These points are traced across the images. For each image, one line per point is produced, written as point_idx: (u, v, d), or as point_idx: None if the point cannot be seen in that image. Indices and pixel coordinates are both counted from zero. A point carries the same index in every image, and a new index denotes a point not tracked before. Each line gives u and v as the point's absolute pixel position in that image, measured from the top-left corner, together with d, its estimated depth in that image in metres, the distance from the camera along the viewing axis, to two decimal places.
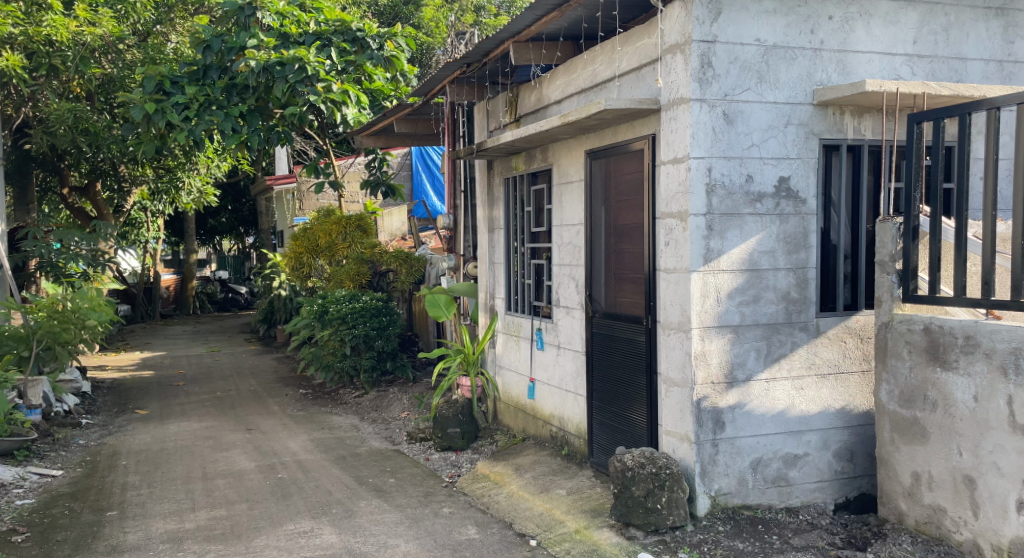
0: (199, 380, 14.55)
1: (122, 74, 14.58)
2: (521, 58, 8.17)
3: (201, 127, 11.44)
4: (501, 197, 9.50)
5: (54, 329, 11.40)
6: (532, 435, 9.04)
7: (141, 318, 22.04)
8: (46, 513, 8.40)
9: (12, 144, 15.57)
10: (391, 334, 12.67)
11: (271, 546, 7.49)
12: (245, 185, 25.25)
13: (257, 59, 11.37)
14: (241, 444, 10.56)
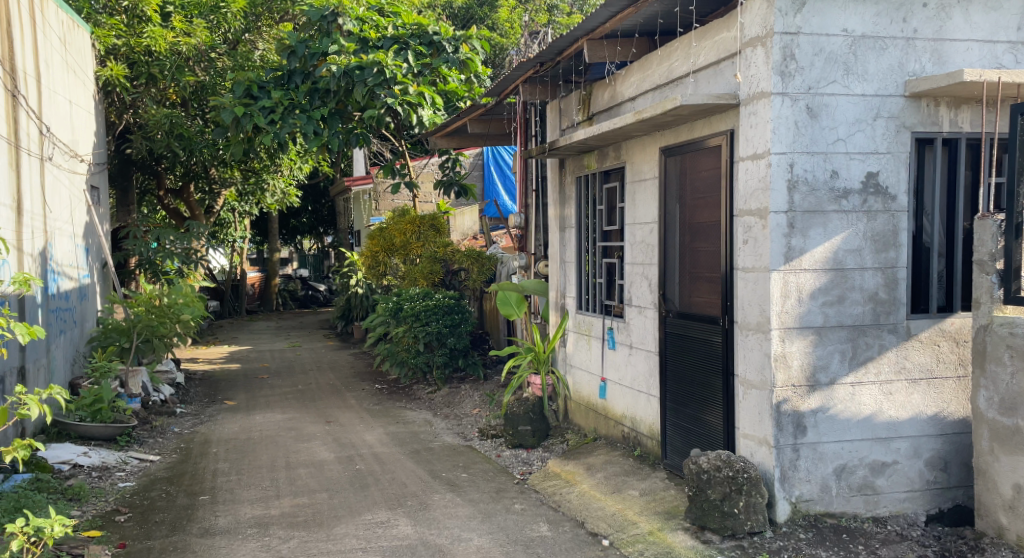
0: (282, 373, 14.72)
1: (214, 81, 15.07)
2: (595, 55, 8.00)
3: (285, 129, 11.71)
4: (573, 196, 9.38)
5: (152, 322, 11.69)
6: (603, 435, 8.90)
7: (229, 314, 22.44)
8: (145, 495, 8.55)
9: (115, 149, 15.93)
10: (463, 332, 12.64)
11: (351, 535, 7.49)
12: (326, 186, 25.57)
13: (338, 64, 11.72)
14: (320, 436, 10.63)
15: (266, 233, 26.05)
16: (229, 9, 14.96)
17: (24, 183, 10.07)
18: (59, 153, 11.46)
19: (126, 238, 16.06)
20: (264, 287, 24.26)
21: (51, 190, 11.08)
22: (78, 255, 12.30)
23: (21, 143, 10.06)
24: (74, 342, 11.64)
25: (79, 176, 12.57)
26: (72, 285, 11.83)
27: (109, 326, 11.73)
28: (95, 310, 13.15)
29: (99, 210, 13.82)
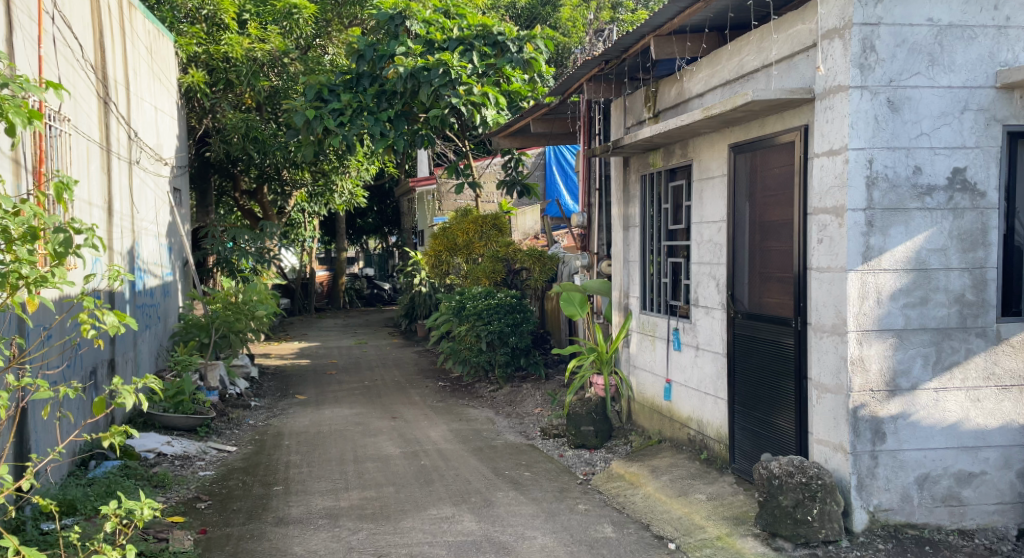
0: (349, 369, 14.81)
1: (286, 85, 15.68)
2: (663, 51, 7.85)
3: (353, 131, 11.84)
4: (637, 194, 9.23)
5: (229, 318, 11.97)
6: (668, 437, 8.74)
7: (299, 311, 22.75)
8: (223, 484, 8.73)
9: (195, 152, 16.66)
10: (525, 331, 12.52)
11: (417, 529, 7.47)
12: (391, 185, 25.72)
13: (405, 66, 11.71)
14: (386, 431, 10.63)
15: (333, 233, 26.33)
16: (301, 15, 15.57)
17: (114, 185, 10.36)
18: (145, 159, 11.82)
19: (206, 236, 16.62)
20: (332, 286, 24.51)
21: (138, 193, 11.40)
22: (160, 254, 12.63)
23: (113, 148, 10.34)
24: (157, 337, 11.98)
25: (163, 178, 12.94)
26: (155, 283, 12.18)
27: (190, 322, 12.04)
28: (177, 307, 13.48)
29: (180, 211, 14.21)
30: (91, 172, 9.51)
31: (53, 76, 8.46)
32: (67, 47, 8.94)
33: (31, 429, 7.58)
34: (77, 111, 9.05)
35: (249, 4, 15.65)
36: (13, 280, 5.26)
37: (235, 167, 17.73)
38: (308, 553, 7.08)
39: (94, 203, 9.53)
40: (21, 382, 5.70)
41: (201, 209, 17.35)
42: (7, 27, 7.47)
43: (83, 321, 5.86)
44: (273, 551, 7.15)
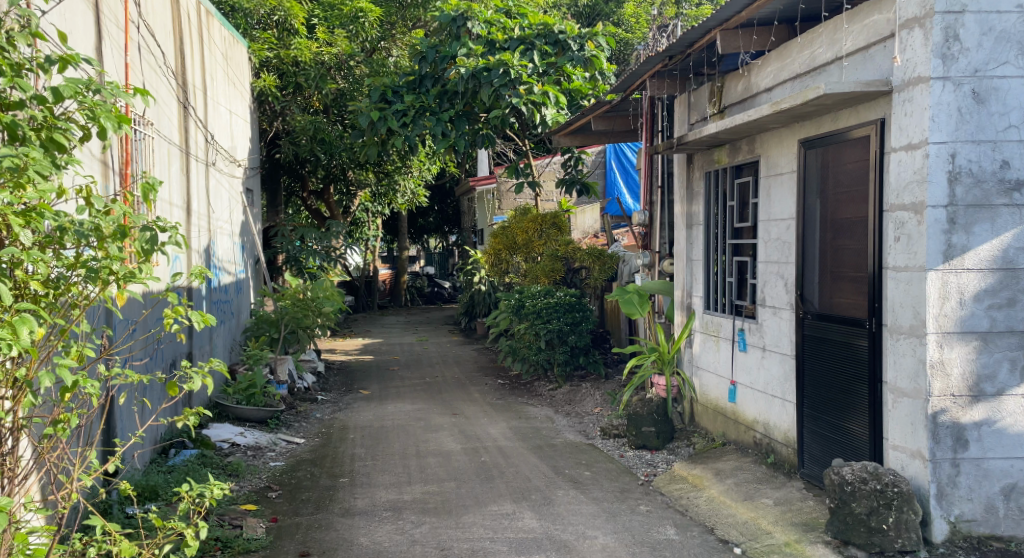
0: (410, 365, 14.81)
1: (353, 87, 15.78)
2: (729, 45, 7.67)
3: (415, 132, 12.00)
4: (701, 191, 9.04)
5: (297, 315, 12.22)
6: (733, 440, 8.53)
7: (363, 309, 22.94)
8: (293, 475, 8.83)
9: (266, 154, 16.88)
10: (584, 330, 12.37)
11: (478, 525, 7.43)
12: (452, 184, 25.75)
13: (465, 67, 11.59)
14: (447, 427, 10.57)
15: (395, 231, 26.42)
16: (367, 18, 15.77)
17: (192, 186, 10.45)
18: (221, 160, 11.90)
19: (276, 235, 16.85)
20: (394, 283, 24.60)
21: (214, 194, 11.48)
22: (234, 253, 12.72)
23: (191, 151, 10.43)
24: (230, 332, 12.07)
25: (237, 180, 13.04)
26: (230, 279, 12.28)
27: (262, 317, 12.31)
28: (249, 304, 13.58)
29: (253, 213, 14.35)
30: (172, 174, 9.62)
31: (138, 81, 8.61)
32: (151, 55, 9.05)
33: (116, 416, 7.74)
34: (159, 116, 9.19)
35: (318, 9, 16.08)
36: (105, 276, 5.23)
37: (302, 168, 17.82)
38: (372, 545, 7.09)
39: (174, 203, 9.67)
40: (109, 372, 5.65)
41: (271, 210, 17.54)
42: (98, 37, 7.68)
43: (167, 316, 5.79)
44: (339, 541, 7.19)
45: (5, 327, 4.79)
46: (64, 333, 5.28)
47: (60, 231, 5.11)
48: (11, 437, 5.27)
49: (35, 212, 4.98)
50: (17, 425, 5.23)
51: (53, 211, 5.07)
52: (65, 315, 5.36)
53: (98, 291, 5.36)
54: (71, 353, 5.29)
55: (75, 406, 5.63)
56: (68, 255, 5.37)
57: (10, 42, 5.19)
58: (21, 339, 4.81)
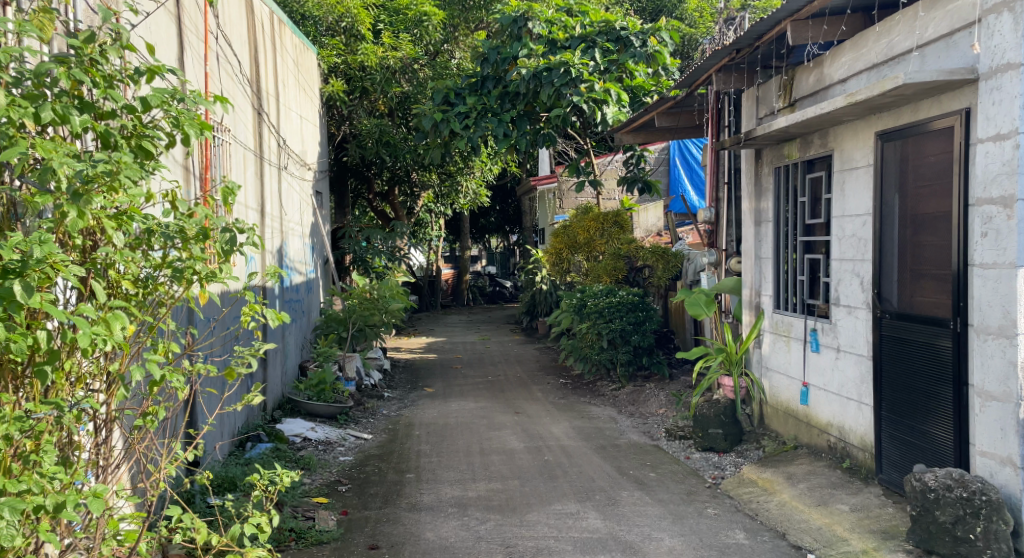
0: (473, 364, 14.73)
1: (417, 90, 15.77)
2: (799, 37, 7.44)
3: (477, 133, 11.92)
4: (770, 187, 8.80)
5: (364, 313, 12.27)
6: (806, 444, 8.26)
7: (426, 308, 22.97)
8: (362, 469, 8.81)
9: (334, 159, 16.93)
10: (648, 329, 12.14)
11: (543, 523, 7.32)
12: (513, 185, 25.67)
13: (527, 67, 11.65)
14: (510, 425, 10.45)
15: (457, 231, 26.44)
16: (431, 22, 15.86)
17: (266, 190, 10.47)
18: (292, 165, 11.93)
19: (344, 236, 16.96)
20: (456, 283, 24.63)
21: (287, 197, 11.51)
22: (305, 253, 12.75)
23: (265, 156, 10.46)
24: (301, 330, 12.10)
25: (307, 182, 13.07)
26: (301, 279, 12.30)
27: (330, 316, 12.41)
28: (319, 303, 13.61)
29: (323, 215, 14.39)
30: (247, 178, 9.63)
31: (216, 89, 8.68)
32: (228, 64, 9.10)
33: (197, 407, 7.93)
34: (236, 122, 9.22)
35: (383, 15, 15.93)
36: (189, 275, 5.34)
37: (368, 171, 17.87)
38: (439, 540, 7.05)
39: (250, 207, 9.67)
40: (192, 368, 5.74)
41: (339, 211, 17.66)
42: (180, 49, 7.77)
43: (246, 314, 5.88)
44: (406, 535, 7.16)
45: (100, 323, 4.84)
46: (152, 329, 5.41)
47: (149, 233, 5.22)
48: (104, 429, 5.30)
49: (126, 216, 5.02)
50: (109, 417, 5.25)
51: (142, 215, 5.12)
52: (152, 313, 5.45)
53: (181, 290, 5.48)
54: (159, 349, 5.39)
55: (161, 400, 5.73)
56: (155, 255, 5.45)
57: (103, 54, 5.12)
58: (114, 334, 4.86)
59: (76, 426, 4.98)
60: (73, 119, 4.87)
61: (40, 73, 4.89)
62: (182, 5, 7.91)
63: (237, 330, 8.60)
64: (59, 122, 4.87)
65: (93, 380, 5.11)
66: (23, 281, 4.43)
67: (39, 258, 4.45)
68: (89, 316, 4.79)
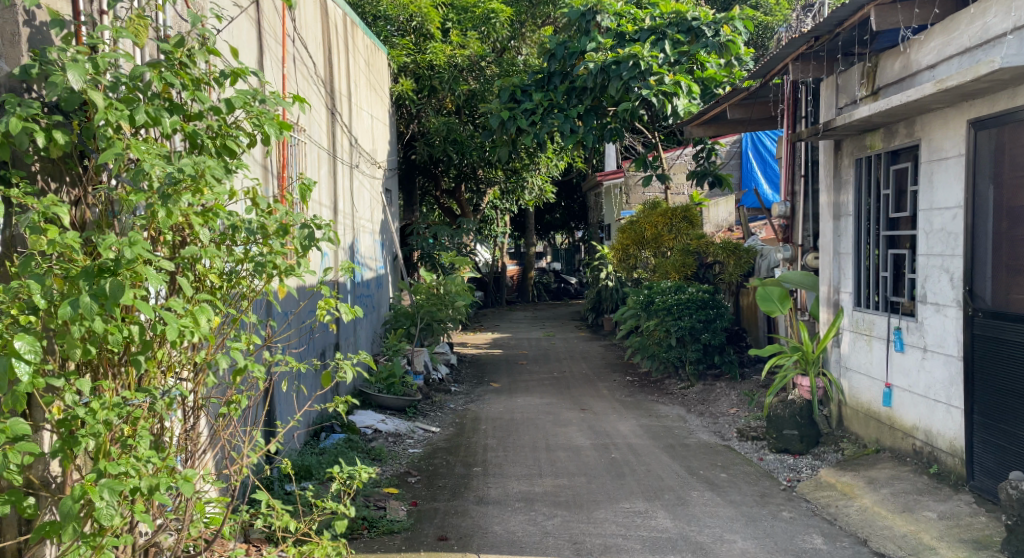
0: (539, 360, 14.55)
1: (484, 88, 15.63)
2: (885, 21, 7.16)
3: (544, 131, 11.72)
4: (851, 179, 8.46)
5: (431, 308, 12.15)
6: (888, 447, 7.91)
7: (491, 305, 22.84)
8: (430, 462, 8.68)
9: (402, 158, 16.87)
10: (719, 328, 11.79)
11: (610, 521, 7.11)
12: (579, 181, 25.41)
13: (595, 61, 11.38)
14: (577, 422, 10.23)
15: (522, 228, 26.24)
16: (498, 19, 15.68)
17: (340, 187, 10.42)
18: (364, 163, 11.87)
19: (412, 233, 16.95)
20: (521, 279, 24.47)
21: (358, 195, 11.42)
22: (375, 249, 12.67)
23: (339, 155, 10.39)
24: (371, 324, 12.05)
25: (378, 180, 12.99)
26: (372, 275, 12.22)
27: (399, 311, 12.30)
28: (388, 299, 13.56)
29: (392, 212, 14.33)
30: (322, 176, 9.56)
31: (293, 90, 8.61)
32: (304, 65, 9.03)
33: (274, 398, 7.92)
34: (311, 122, 9.13)
35: (451, 13, 15.65)
36: (270, 270, 5.44)
37: (436, 168, 17.77)
38: (506, 534, 6.90)
39: (323, 204, 9.60)
40: (271, 358, 5.88)
41: (406, 208, 17.62)
42: (259, 51, 7.75)
43: (322, 308, 5.86)
44: (474, 528, 7.03)
45: (188, 316, 5.02)
46: (235, 322, 5.56)
47: (233, 229, 5.36)
48: (192, 415, 5.60)
49: (211, 213, 5.17)
50: (196, 404, 5.54)
51: (226, 212, 5.26)
52: (236, 306, 5.59)
53: (262, 283, 5.59)
54: (242, 340, 5.53)
55: (244, 389, 5.88)
56: (237, 250, 5.59)
57: (191, 58, 5.32)
58: (202, 326, 5.03)
59: (168, 412, 5.28)
60: (165, 121, 5.06)
61: (134, 77, 5.04)
62: (262, 10, 7.87)
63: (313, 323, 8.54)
64: (152, 124, 5.07)
65: (181, 368, 5.39)
66: (115, 279, 4.66)
67: (133, 256, 4.68)
68: (177, 309, 4.98)
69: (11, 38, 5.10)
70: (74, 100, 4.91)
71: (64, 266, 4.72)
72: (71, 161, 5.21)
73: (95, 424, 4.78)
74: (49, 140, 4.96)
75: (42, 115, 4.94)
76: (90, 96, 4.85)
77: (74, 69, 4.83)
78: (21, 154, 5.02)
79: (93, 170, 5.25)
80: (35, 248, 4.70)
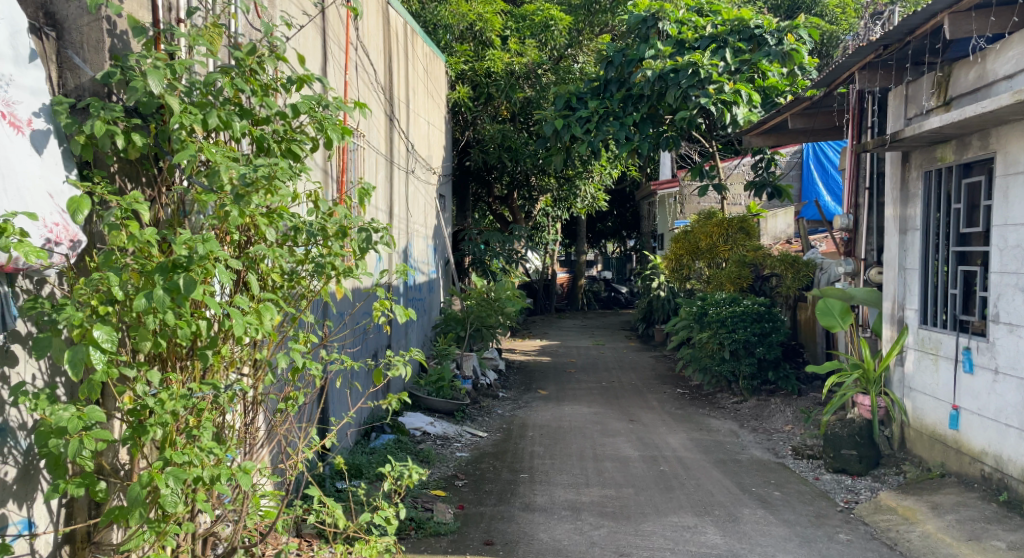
0: (587, 369, 14.33)
1: (540, 95, 15.43)
2: (959, 30, 6.96)
3: (599, 138, 11.56)
4: (919, 193, 8.17)
5: (482, 313, 12.02)
6: (953, 472, 7.59)
7: (540, 312, 22.61)
8: (477, 466, 8.52)
9: (457, 164, 16.81)
10: (775, 341, 11.46)
11: (658, 534, 6.90)
12: (632, 190, 25.13)
13: (653, 68, 11.20)
14: (625, 433, 10.00)
15: (574, 236, 25.99)
16: (557, 27, 15.48)
17: (396, 192, 10.31)
18: (420, 168, 11.78)
19: (464, 238, 16.86)
20: (571, 287, 24.21)
21: (413, 200, 11.31)
22: (427, 254, 12.56)
23: (395, 160, 10.28)
24: (421, 328, 11.95)
25: (433, 186, 12.94)
26: (424, 279, 12.12)
27: (449, 316, 12.17)
28: (439, 303, 13.44)
29: (445, 217, 14.23)
30: (379, 181, 9.49)
31: (354, 96, 8.51)
32: (366, 72, 8.97)
33: (329, 397, 7.85)
34: (371, 128, 9.07)
35: (511, 21, 15.88)
36: (329, 271, 5.35)
37: (489, 175, 17.68)
38: (552, 542, 6.72)
39: (380, 209, 9.51)
40: (328, 356, 5.79)
41: (459, 214, 17.51)
42: (324, 57, 7.70)
43: (377, 310, 5.75)
44: (521, 534, 6.86)
45: (251, 313, 4.94)
46: (294, 321, 5.46)
47: (296, 230, 5.26)
48: (252, 411, 5.51)
49: (276, 214, 5.09)
50: (255, 399, 5.45)
51: (290, 213, 5.17)
52: (296, 305, 5.50)
53: (319, 285, 5.49)
54: (301, 338, 5.48)
55: (301, 385, 5.83)
56: (298, 250, 5.50)
57: (261, 64, 5.21)
58: (265, 324, 4.95)
59: (230, 406, 5.21)
60: (235, 126, 4.99)
61: (208, 84, 4.97)
62: (327, 19, 7.81)
63: (368, 324, 8.46)
64: (222, 129, 5.01)
65: (243, 364, 5.31)
66: (188, 275, 4.63)
67: (203, 254, 4.63)
68: (242, 306, 4.91)
69: (96, 45, 5.13)
70: (151, 104, 4.86)
71: (141, 261, 4.66)
72: (146, 163, 5.14)
73: (163, 414, 4.73)
74: (127, 143, 4.92)
75: (122, 118, 4.90)
76: (167, 101, 4.80)
77: (154, 75, 4.79)
78: (103, 154, 5.04)
79: (165, 171, 5.14)
80: (114, 243, 4.63)
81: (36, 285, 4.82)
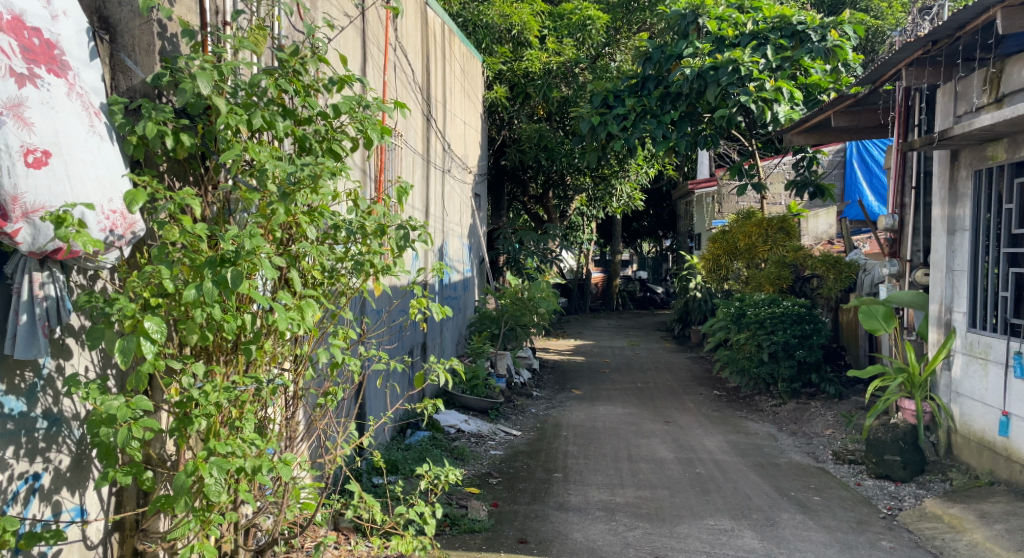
0: (622, 369, 14.16)
1: (577, 94, 15.27)
2: (1012, 25, 6.70)
3: (635, 136, 11.37)
4: (969, 193, 7.95)
5: (516, 313, 11.85)
6: (1002, 480, 7.37)
7: (574, 311, 22.44)
8: (511, 465, 8.40)
9: (493, 162, 16.70)
10: (816, 344, 11.22)
11: (694, 537, 6.74)
12: (669, 189, 24.89)
13: (692, 66, 10.99)
14: (661, 434, 9.83)
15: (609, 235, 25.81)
16: (594, 25, 15.30)
17: (432, 192, 10.21)
18: (456, 167, 11.67)
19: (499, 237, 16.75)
20: (607, 287, 24.01)
21: (449, 199, 11.20)
22: (463, 253, 12.46)
23: (432, 159, 10.18)
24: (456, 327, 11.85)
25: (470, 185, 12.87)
26: (459, 278, 11.99)
27: (484, 314, 12.08)
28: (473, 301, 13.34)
29: (480, 216, 14.11)
30: (416, 180, 9.38)
31: (392, 96, 8.40)
32: (404, 73, 8.87)
33: (367, 394, 7.77)
34: (408, 127, 8.97)
35: (548, 21, 15.78)
36: (368, 269, 5.26)
37: (524, 174, 17.62)
38: (586, 542, 6.59)
39: (415, 208, 9.40)
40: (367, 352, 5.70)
41: (494, 213, 17.41)
42: (363, 56, 7.60)
43: (414, 307, 5.65)
44: (554, 534, 6.73)
45: (293, 310, 4.86)
46: (334, 317, 5.37)
47: (335, 229, 5.17)
48: (291, 405, 5.43)
49: (318, 213, 5.01)
50: (296, 395, 5.37)
51: (331, 211, 5.09)
52: (335, 302, 5.42)
53: (358, 282, 5.39)
54: (341, 335, 5.38)
55: (339, 380, 5.75)
56: (338, 247, 5.41)
57: (304, 65, 5.13)
58: (307, 320, 4.87)
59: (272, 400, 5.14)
60: (278, 126, 4.90)
61: (252, 85, 4.90)
62: (367, 19, 7.70)
63: (406, 321, 8.41)
64: (266, 128, 4.93)
65: (284, 359, 5.24)
66: (235, 270, 4.53)
67: (250, 249, 4.54)
68: (284, 302, 4.82)
69: (146, 48, 5.07)
70: (199, 105, 4.78)
71: (190, 256, 4.61)
72: (194, 162, 5.08)
73: (208, 405, 4.66)
74: (176, 143, 4.84)
75: (172, 119, 4.83)
76: (213, 101, 4.72)
77: (203, 77, 4.70)
78: (152, 154, 4.98)
79: (212, 170, 5.07)
80: (167, 237, 4.58)
81: (89, 280, 4.78)
